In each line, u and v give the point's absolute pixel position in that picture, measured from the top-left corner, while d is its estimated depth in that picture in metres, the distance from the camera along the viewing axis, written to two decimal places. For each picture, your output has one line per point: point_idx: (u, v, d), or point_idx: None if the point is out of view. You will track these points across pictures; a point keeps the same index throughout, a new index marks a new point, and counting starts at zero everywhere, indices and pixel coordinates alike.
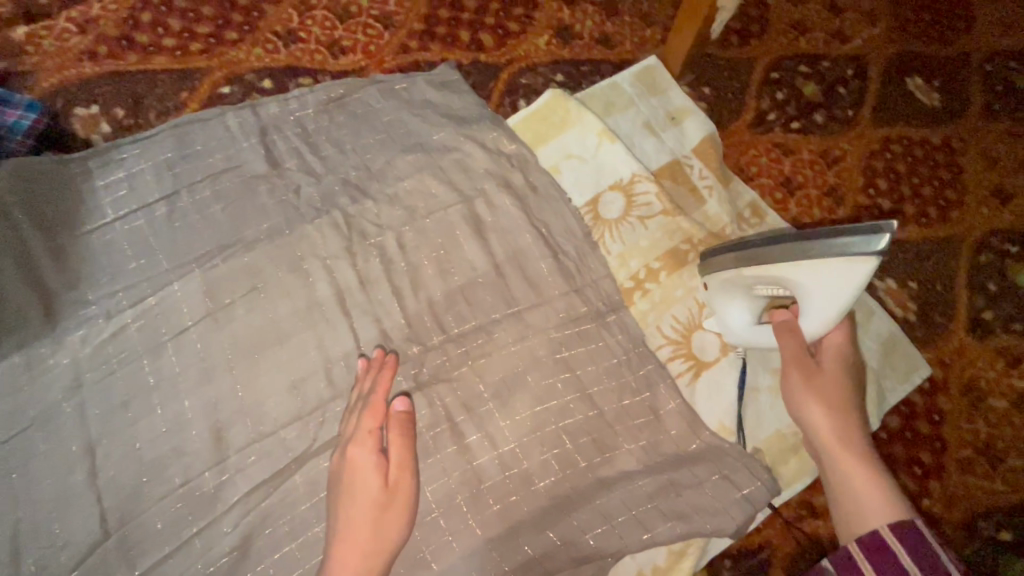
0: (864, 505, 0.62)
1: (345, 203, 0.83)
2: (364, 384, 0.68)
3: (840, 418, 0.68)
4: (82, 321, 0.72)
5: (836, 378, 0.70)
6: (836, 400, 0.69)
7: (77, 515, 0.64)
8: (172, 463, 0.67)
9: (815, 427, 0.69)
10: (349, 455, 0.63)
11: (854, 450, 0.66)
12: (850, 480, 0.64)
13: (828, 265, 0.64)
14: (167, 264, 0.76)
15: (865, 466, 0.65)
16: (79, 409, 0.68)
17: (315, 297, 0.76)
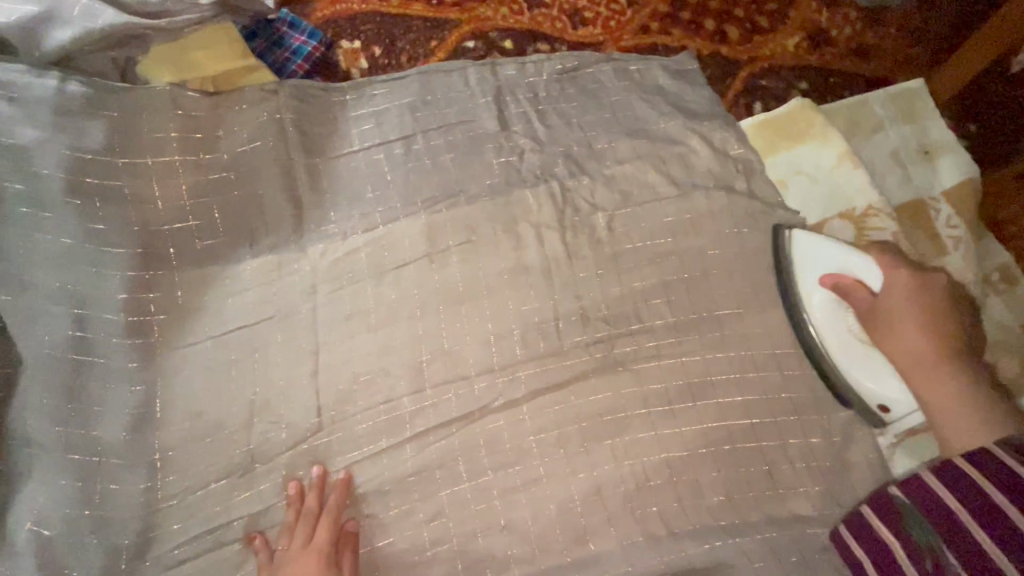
0: (934, 402, 0.65)
1: (564, 176, 0.84)
2: (311, 502, 0.68)
3: (920, 327, 0.68)
4: (324, 235, 0.80)
5: (896, 326, 0.69)
6: (905, 297, 0.70)
7: (298, 403, 0.73)
8: (379, 381, 0.74)
9: (903, 352, 0.68)
10: (287, 571, 0.63)
11: (934, 354, 0.67)
12: (933, 380, 0.66)
13: (828, 257, 0.76)
14: (397, 199, 0.82)
15: (941, 381, 0.66)
16: (312, 312, 0.76)
17: (524, 261, 0.79)
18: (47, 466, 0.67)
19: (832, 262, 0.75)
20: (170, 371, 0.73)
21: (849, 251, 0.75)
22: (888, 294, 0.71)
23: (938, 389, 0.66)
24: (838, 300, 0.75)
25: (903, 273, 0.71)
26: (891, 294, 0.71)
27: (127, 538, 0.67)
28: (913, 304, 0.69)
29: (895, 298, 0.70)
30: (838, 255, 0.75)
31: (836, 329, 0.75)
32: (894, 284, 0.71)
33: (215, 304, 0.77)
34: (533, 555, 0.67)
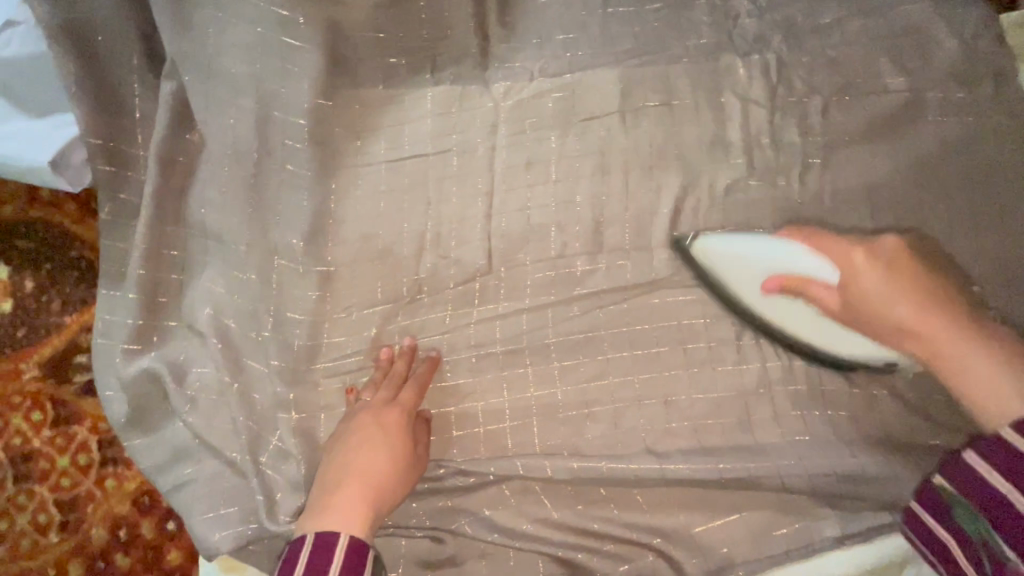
0: (968, 370, 0.53)
1: (781, 49, 0.74)
2: (400, 368, 0.66)
3: (926, 317, 0.56)
4: (508, 73, 0.74)
5: (872, 315, 0.59)
6: (881, 279, 0.58)
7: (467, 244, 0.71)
8: (553, 235, 0.71)
9: (902, 324, 0.57)
10: (367, 420, 0.62)
11: (940, 332, 0.55)
12: (955, 356, 0.54)
13: (742, 269, 0.67)
14: (591, 46, 0.75)
15: (977, 332, 0.54)
16: (491, 153, 0.72)
17: (722, 136, 0.72)
18: (223, 258, 0.69)
19: (767, 263, 0.65)
20: (345, 188, 0.71)
21: (779, 247, 0.65)
22: (869, 269, 0.59)
23: (957, 346, 0.54)
24: (796, 297, 0.65)
25: (861, 252, 0.60)
26: (891, 317, 0.57)
27: (298, 340, 0.67)
28: (874, 274, 0.59)
29: (865, 279, 0.59)
30: (752, 252, 0.66)
31: (812, 327, 0.66)
32: (831, 245, 0.62)
33: (391, 127, 0.72)
34: (690, 433, 0.66)
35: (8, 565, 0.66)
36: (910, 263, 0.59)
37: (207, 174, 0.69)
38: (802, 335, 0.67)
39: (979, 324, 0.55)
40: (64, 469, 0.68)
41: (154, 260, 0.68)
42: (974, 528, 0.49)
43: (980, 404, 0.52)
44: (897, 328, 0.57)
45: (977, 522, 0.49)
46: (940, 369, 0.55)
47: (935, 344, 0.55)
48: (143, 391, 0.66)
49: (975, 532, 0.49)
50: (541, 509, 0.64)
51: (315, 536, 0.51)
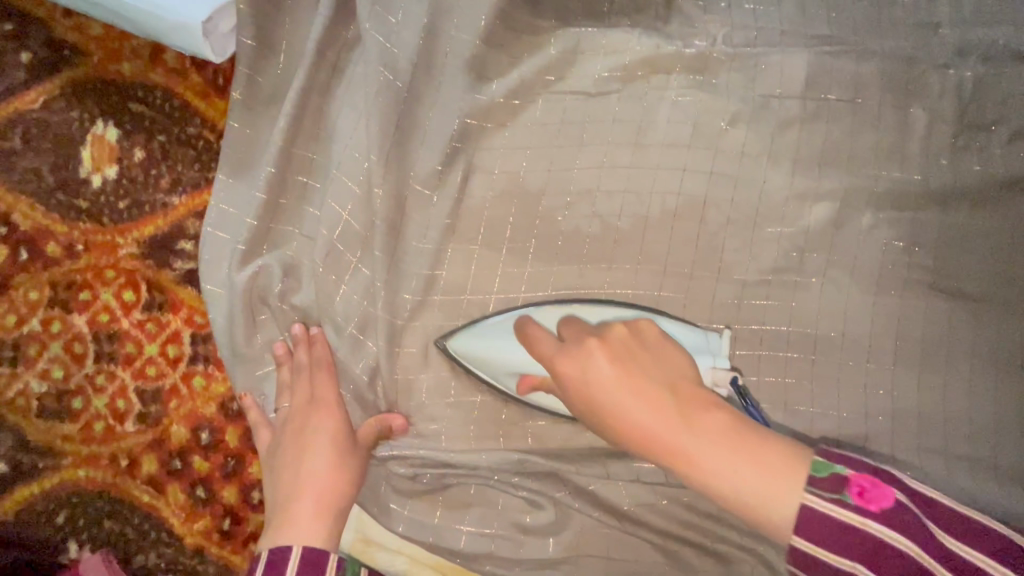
0: (731, 483, 0.45)
1: (982, 68, 0.69)
2: (301, 353, 0.61)
3: (649, 421, 0.49)
4: (690, 32, 0.69)
5: (643, 372, 0.52)
6: (587, 372, 0.53)
7: (495, 317, 0.61)
8: (706, 217, 0.67)
9: (632, 424, 0.50)
10: (294, 424, 0.59)
11: (677, 433, 0.48)
12: (721, 474, 0.46)
13: (518, 158, 0.67)
14: (781, 23, 0.70)
15: (705, 426, 0.48)
16: (655, 112, 0.68)
17: (900, 146, 0.68)
18: (354, 168, 0.63)
19: (495, 323, 0.61)
20: (498, 118, 0.67)
21: (512, 319, 0.60)
22: (583, 357, 0.54)
23: (710, 432, 0.47)
24: (550, 394, 0.59)
25: (595, 341, 0.55)
26: (632, 428, 0.50)
27: (418, 270, 0.64)
28: (604, 363, 0.53)
29: (586, 360, 0.53)
30: (527, 309, 0.60)
31: None
32: (569, 363, 0.54)
33: (556, 64, 0.67)
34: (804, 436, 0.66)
35: (80, 445, 0.62)
36: (643, 351, 0.54)
37: (357, 74, 0.64)
38: (561, 411, 0.60)
39: (698, 417, 0.48)
40: (150, 357, 0.63)
41: (285, 157, 0.62)
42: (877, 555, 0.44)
43: (755, 508, 0.45)
44: (621, 431, 0.52)
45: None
46: (677, 467, 0.48)
47: (659, 444, 0.49)
48: (251, 296, 0.61)
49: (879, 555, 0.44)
50: (648, 496, 0.60)
51: (302, 550, 0.52)
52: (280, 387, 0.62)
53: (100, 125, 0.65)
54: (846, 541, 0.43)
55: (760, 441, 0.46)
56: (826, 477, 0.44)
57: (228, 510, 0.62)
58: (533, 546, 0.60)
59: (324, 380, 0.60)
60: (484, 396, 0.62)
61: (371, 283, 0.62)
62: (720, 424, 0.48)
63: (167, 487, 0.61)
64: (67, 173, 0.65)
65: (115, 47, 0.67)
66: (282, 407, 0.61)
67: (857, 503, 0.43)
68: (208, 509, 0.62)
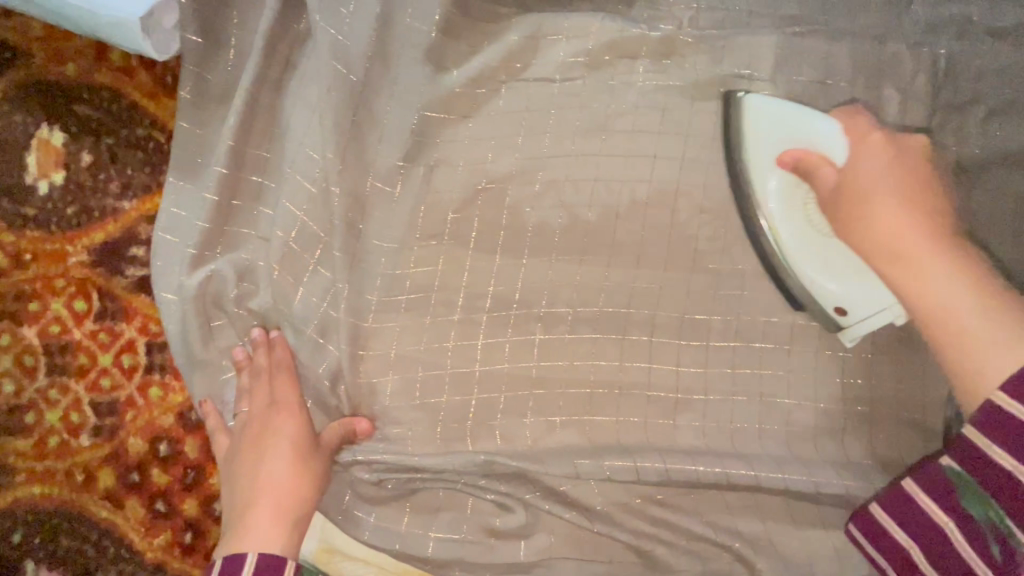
0: (935, 292, 0.51)
1: (955, 45, 0.67)
2: (258, 356, 0.59)
3: (897, 240, 0.54)
4: (656, 16, 0.67)
5: (901, 223, 0.55)
6: (873, 157, 0.58)
7: (779, 138, 0.62)
8: (678, 204, 0.65)
9: (878, 239, 0.55)
10: (252, 429, 0.58)
11: (921, 243, 0.53)
12: (914, 292, 0.52)
13: (481, 150, 0.64)
14: (750, 4, 0.68)
15: (946, 251, 0.53)
16: (621, 98, 0.66)
17: (874, 127, 0.66)
18: (309, 165, 0.60)
19: (787, 134, 0.62)
20: (459, 109, 0.64)
21: (801, 111, 0.62)
22: (852, 170, 0.58)
23: (940, 252, 0.53)
24: (806, 180, 0.61)
25: (832, 175, 0.59)
26: (927, 296, 0.52)
27: (380, 269, 0.61)
28: (864, 183, 0.57)
29: (864, 167, 0.58)
30: (753, 122, 0.63)
31: (790, 225, 0.61)
32: (863, 232, 0.56)
33: (517, 51, 0.65)
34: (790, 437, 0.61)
35: (34, 461, 0.60)
36: (918, 192, 0.56)
37: (309, 67, 0.61)
38: (782, 249, 0.62)
39: (947, 245, 0.53)
40: (104, 367, 0.61)
41: (237, 156, 0.60)
42: (986, 514, 0.44)
43: (955, 367, 0.49)
44: (879, 244, 0.55)
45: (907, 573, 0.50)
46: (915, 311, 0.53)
47: (894, 241, 0.54)
48: (205, 301, 0.59)
49: (986, 517, 0.44)
50: (620, 494, 0.60)
51: (259, 557, 0.50)
52: (238, 393, 0.60)
53: (46, 129, 0.63)
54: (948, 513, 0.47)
55: (1006, 308, 0.48)
56: None
57: (189, 523, 0.60)
58: (504, 550, 0.58)
59: (283, 383, 0.58)
60: (449, 398, 0.60)
61: (329, 284, 0.60)
62: (948, 249, 0.53)
63: (124, 501, 0.59)
64: (12, 180, 0.62)
65: (59, 47, 0.64)
66: (240, 413, 0.59)
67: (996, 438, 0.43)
68: (168, 522, 0.60)
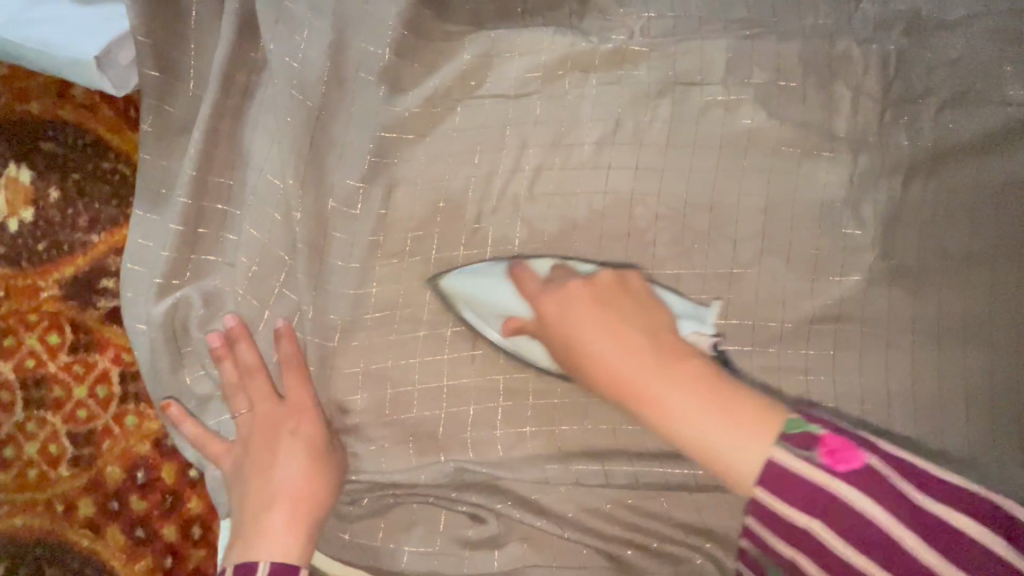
0: (694, 434, 0.43)
1: (902, 42, 0.69)
2: (257, 355, 0.60)
3: (622, 358, 0.47)
4: (606, 27, 0.68)
5: (620, 323, 0.49)
6: (568, 313, 0.51)
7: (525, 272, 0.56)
8: (635, 213, 0.66)
9: (609, 369, 0.48)
10: (263, 433, 0.59)
11: (650, 371, 0.46)
12: (679, 427, 0.44)
13: (438, 166, 0.65)
14: (698, 12, 0.69)
15: (683, 376, 0.45)
16: (578, 110, 0.67)
17: (825, 128, 0.68)
18: (270, 191, 0.62)
19: (500, 295, 0.57)
20: (416, 127, 0.65)
21: (500, 278, 0.58)
22: (553, 304, 0.52)
23: (663, 382, 0.45)
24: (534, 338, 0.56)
25: (581, 285, 0.53)
26: (603, 362, 0.48)
27: (345, 290, 0.62)
28: (595, 285, 0.52)
29: (559, 302, 0.52)
30: (485, 283, 0.59)
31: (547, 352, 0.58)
32: (567, 334, 0.51)
33: (473, 68, 0.66)
34: None
35: (13, 493, 0.61)
36: (618, 296, 0.52)
37: (267, 95, 0.62)
38: (542, 361, 0.58)
39: (676, 365, 0.46)
40: (79, 399, 0.62)
41: (199, 186, 0.61)
42: None
43: (713, 466, 0.43)
44: (605, 367, 0.48)
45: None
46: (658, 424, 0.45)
47: (628, 386, 0.46)
48: (174, 330, 0.60)
49: None
50: (589, 500, 0.61)
51: (271, 563, 0.51)
52: (232, 391, 0.60)
53: (13, 167, 0.64)
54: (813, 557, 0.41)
55: (729, 394, 0.44)
56: (796, 435, 0.40)
57: (170, 546, 0.62)
58: (477, 560, 0.59)
59: (293, 382, 0.60)
60: (418, 412, 0.61)
61: (298, 305, 0.62)
62: (693, 372, 0.45)
63: (105, 529, 0.61)
64: None
65: (23, 85, 0.65)
66: (242, 414, 0.60)
67: (825, 463, 0.39)
68: (148, 548, 0.61)
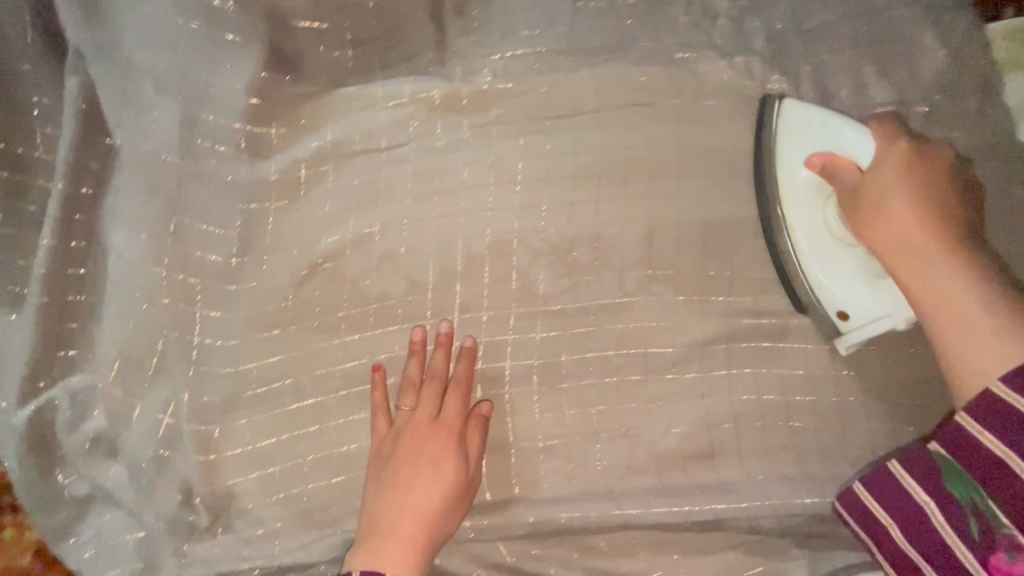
0: (930, 280, 0.54)
1: (764, 53, 0.69)
2: (438, 364, 0.61)
3: (904, 217, 0.57)
4: (468, 69, 0.67)
5: (878, 211, 0.58)
6: (849, 174, 0.61)
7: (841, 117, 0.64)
8: (515, 254, 0.65)
9: (901, 241, 0.56)
10: (415, 441, 0.58)
11: (927, 238, 0.56)
12: (915, 266, 0.55)
13: (311, 231, 0.64)
14: (560, 43, 0.68)
15: (891, 225, 0.57)
16: (448, 154, 0.65)
17: (701, 145, 0.67)
18: (128, 278, 0.60)
19: (821, 143, 0.64)
20: (283, 194, 0.64)
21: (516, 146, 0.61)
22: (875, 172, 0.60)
23: (928, 252, 0.55)
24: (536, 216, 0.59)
25: (888, 148, 0.61)
26: (906, 240, 0.56)
27: (220, 370, 0.61)
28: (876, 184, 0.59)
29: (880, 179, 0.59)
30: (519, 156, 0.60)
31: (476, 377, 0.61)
32: (880, 233, 0.58)
33: (335, 126, 0.64)
34: (655, 466, 0.62)
35: None
36: (918, 168, 0.60)
37: (122, 182, 0.61)
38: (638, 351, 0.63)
39: (887, 207, 0.58)
40: None
41: (58, 283, 0.60)
42: (967, 495, 0.50)
43: (954, 367, 0.52)
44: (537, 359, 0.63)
45: (974, 492, 0.49)
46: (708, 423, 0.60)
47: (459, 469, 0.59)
48: (45, 434, 0.59)
49: (967, 498, 0.50)
50: (498, 552, 0.62)
51: None
52: (404, 385, 0.61)
53: None
54: (991, 471, 0.48)
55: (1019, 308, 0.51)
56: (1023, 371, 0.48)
57: None
58: None
59: (452, 402, 0.60)
60: (308, 484, 0.59)
61: (169, 393, 0.59)
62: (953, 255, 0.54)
63: None
64: None
65: None
66: (403, 411, 0.60)
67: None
68: None
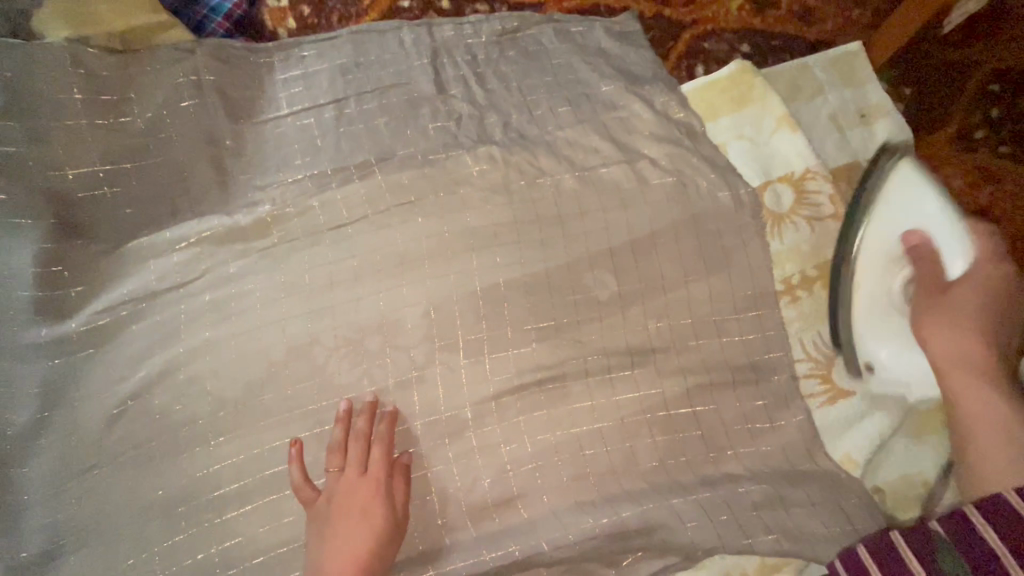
0: (971, 399, 0.64)
1: (504, 140, 0.82)
2: (361, 424, 0.68)
3: (972, 339, 0.66)
4: (250, 200, 0.77)
5: (946, 312, 0.68)
6: (970, 284, 0.68)
7: (960, 221, 0.70)
8: (312, 353, 0.71)
9: (954, 347, 0.67)
10: (345, 496, 0.63)
11: (984, 368, 0.65)
12: (973, 384, 0.65)
13: (116, 373, 0.69)
14: (329, 164, 0.79)
15: (981, 391, 0.64)
16: (240, 276, 0.73)
17: (465, 226, 0.77)
18: None
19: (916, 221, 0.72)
20: (87, 344, 0.70)
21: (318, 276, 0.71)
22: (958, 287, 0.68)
23: (986, 386, 0.64)
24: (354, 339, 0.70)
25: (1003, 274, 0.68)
26: (955, 347, 0.67)
27: (40, 520, 0.64)
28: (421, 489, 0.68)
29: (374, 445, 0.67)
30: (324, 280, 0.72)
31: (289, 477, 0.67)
32: (938, 338, 0.68)
33: (132, 273, 0.72)
34: (464, 522, 0.68)
35: None
36: (998, 312, 0.67)
37: None
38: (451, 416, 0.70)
39: (956, 317, 0.67)
40: None
41: None
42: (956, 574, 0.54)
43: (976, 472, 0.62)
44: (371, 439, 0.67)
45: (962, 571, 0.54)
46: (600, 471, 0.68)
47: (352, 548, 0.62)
48: None
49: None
50: None
51: None
52: (329, 449, 0.66)
53: None
54: (977, 550, 0.55)
55: None
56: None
57: None
58: None
59: (375, 453, 0.66)
60: None
61: None
62: (993, 429, 0.62)
63: None
64: None
65: None
66: (332, 472, 0.65)
67: None
68: None
